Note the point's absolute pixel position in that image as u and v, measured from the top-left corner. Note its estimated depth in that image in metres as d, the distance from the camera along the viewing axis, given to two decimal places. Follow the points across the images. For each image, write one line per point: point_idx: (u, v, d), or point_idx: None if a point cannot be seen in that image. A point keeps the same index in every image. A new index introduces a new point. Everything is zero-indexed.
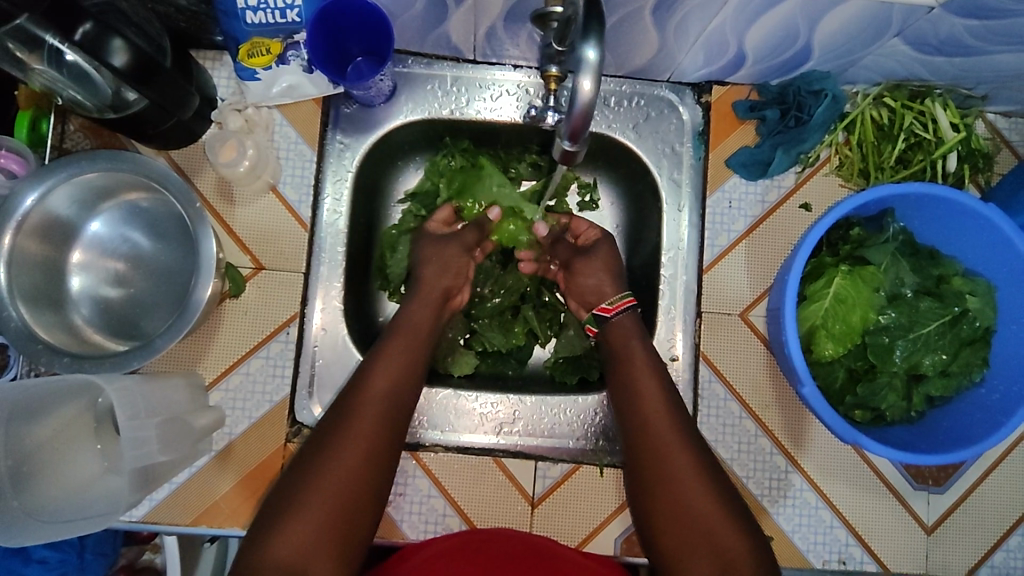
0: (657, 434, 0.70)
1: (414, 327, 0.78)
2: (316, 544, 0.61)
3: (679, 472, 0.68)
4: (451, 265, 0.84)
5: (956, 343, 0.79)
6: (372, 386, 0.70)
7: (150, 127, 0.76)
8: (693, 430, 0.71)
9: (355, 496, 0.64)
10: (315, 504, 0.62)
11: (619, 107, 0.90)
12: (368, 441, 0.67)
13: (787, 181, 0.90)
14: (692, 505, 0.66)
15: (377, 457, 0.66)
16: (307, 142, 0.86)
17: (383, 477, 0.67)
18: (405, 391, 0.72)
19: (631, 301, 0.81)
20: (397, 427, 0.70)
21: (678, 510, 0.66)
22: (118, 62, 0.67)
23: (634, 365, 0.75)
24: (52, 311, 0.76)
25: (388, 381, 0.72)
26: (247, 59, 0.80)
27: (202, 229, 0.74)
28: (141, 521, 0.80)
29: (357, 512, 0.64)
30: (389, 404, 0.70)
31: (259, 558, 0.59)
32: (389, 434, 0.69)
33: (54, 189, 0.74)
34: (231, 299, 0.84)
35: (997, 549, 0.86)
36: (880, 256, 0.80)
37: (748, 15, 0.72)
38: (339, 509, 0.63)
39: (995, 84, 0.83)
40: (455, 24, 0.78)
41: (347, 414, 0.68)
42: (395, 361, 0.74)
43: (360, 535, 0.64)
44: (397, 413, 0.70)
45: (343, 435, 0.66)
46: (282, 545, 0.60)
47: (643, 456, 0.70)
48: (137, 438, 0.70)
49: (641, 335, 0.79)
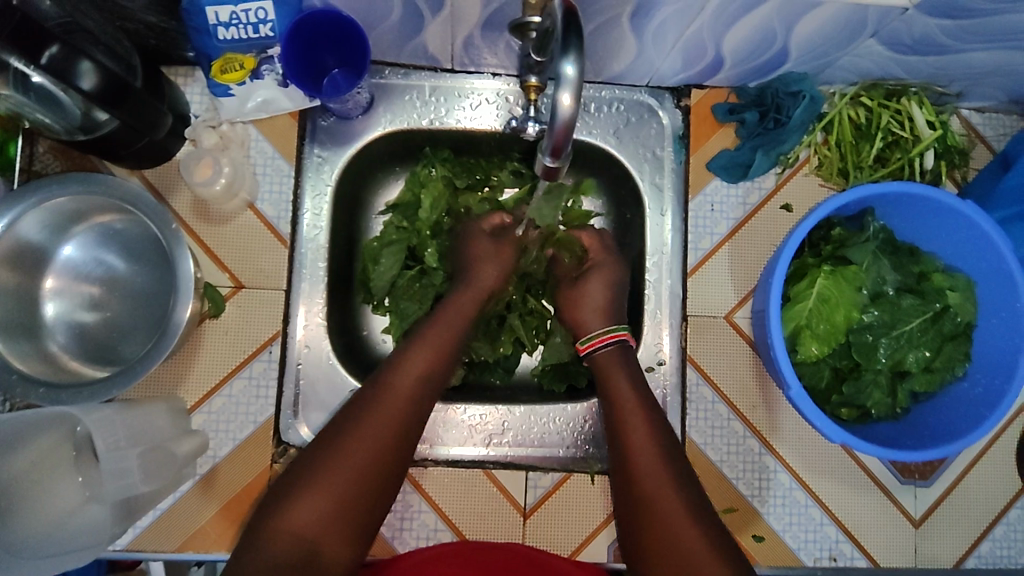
0: (642, 459, 0.68)
1: (451, 316, 0.77)
2: (328, 524, 0.60)
3: (660, 501, 0.65)
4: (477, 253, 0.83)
5: (938, 339, 0.80)
6: (410, 367, 0.70)
7: (122, 148, 0.74)
8: (680, 462, 0.68)
9: (376, 478, 0.63)
10: (335, 481, 0.61)
11: (599, 113, 0.90)
12: (397, 425, 0.66)
13: (768, 183, 0.90)
14: (675, 532, 0.63)
15: (402, 444, 0.66)
16: (284, 157, 0.84)
17: (404, 466, 0.66)
18: (439, 380, 0.71)
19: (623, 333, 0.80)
20: (425, 414, 0.69)
21: (661, 539, 0.63)
22: (87, 84, 0.65)
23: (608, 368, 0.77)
24: (26, 340, 0.74)
25: (425, 367, 0.71)
26: (220, 76, 0.79)
27: (179, 250, 0.72)
28: (126, 549, 0.78)
29: (375, 497, 0.63)
30: (422, 390, 0.69)
31: (273, 526, 0.59)
32: (418, 422, 0.68)
33: (25, 214, 0.72)
34: (211, 320, 0.82)
35: (983, 539, 0.87)
36: (861, 255, 0.80)
37: (725, 19, 0.72)
38: (358, 491, 0.62)
39: (969, 81, 0.84)
40: (432, 34, 0.78)
41: (382, 394, 0.67)
42: (433, 348, 0.73)
43: (371, 522, 0.63)
44: (428, 402, 0.69)
45: (373, 415, 0.65)
46: (296, 526, 0.59)
47: (632, 479, 0.67)
48: (119, 468, 0.70)
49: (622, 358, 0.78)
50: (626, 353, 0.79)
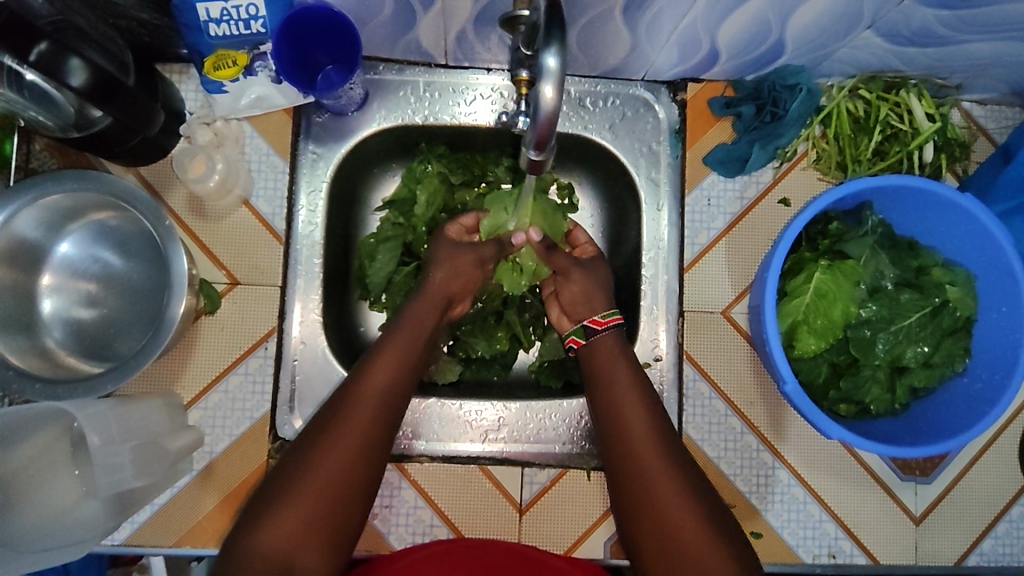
0: (641, 457, 0.70)
1: (415, 320, 0.77)
2: (304, 536, 0.61)
3: (661, 502, 0.67)
4: (461, 273, 0.82)
5: (937, 334, 0.79)
6: (369, 378, 0.70)
7: (116, 145, 0.75)
8: (679, 460, 0.70)
9: (343, 492, 0.63)
10: (309, 493, 0.62)
11: (595, 108, 0.90)
12: (363, 434, 0.66)
13: (765, 177, 0.89)
14: (684, 530, 0.65)
15: (369, 450, 0.66)
16: (278, 153, 0.85)
17: (376, 472, 0.66)
18: (404, 384, 0.72)
19: (619, 319, 0.81)
20: (394, 423, 0.69)
21: (665, 542, 0.66)
22: (76, 81, 0.65)
23: (602, 353, 0.79)
24: (22, 336, 0.74)
25: (388, 375, 0.71)
26: (213, 72, 0.79)
27: (173, 246, 0.73)
28: (123, 544, 0.79)
29: (343, 511, 0.63)
30: (388, 397, 0.70)
31: (250, 544, 0.60)
32: (380, 432, 0.67)
33: (20, 211, 0.72)
34: (207, 316, 0.82)
35: (985, 536, 0.86)
36: (859, 249, 0.80)
37: (720, 11, 0.72)
38: (333, 500, 0.63)
39: (969, 73, 0.83)
40: (424, 30, 0.77)
41: (346, 408, 0.68)
42: (392, 357, 0.73)
43: (344, 535, 0.63)
44: (393, 410, 0.70)
45: (336, 427, 0.66)
46: (264, 547, 0.60)
47: (632, 477, 0.70)
48: (111, 463, 0.70)
49: (625, 350, 0.79)
50: (620, 346, 0.79)
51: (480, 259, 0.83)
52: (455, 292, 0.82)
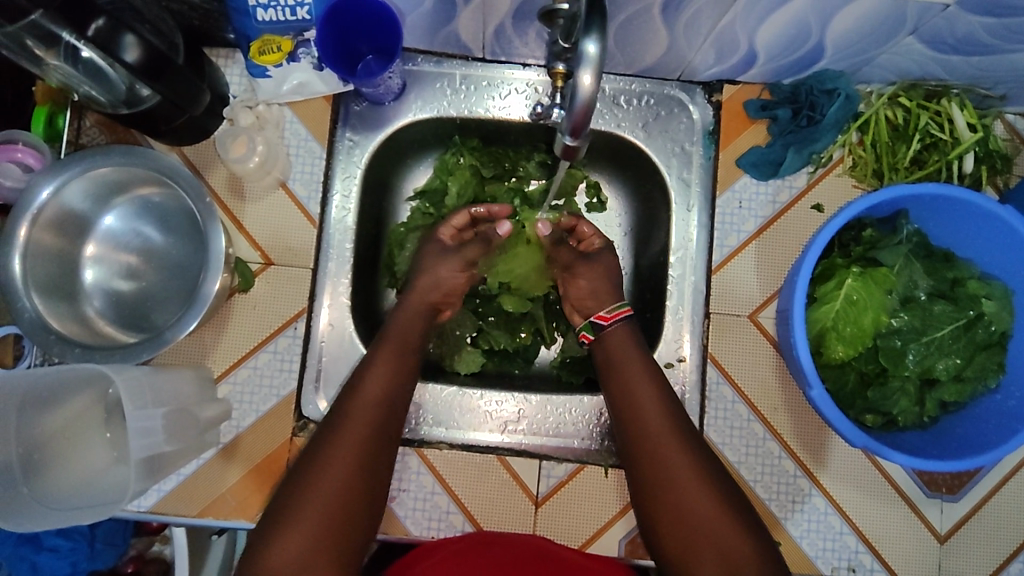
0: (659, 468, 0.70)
1: (409, 323, 0.79)
2: (321, 536, 0.62)
3: (688, 514, 0.67)
4: (444, 282, 0.83)
5: (971, 347, 0.77)
6: (366, 380, 0.72)
7: (164, 122, 0.77)
8: (706, 465, 0.69)
9: (355, 487, 0.65)
10: (319, 493, 0.64)
11: (629, 106, 0.90)
12: (366, 430, 0.68)
13: (799, 181, 0.88)
14: (717, 542, 0.65)
15: (375, 446, 0.68)
16: (316, 139, 0.87)
17: (382, 465, 0.68)
18: (400, 380, 0.74)
19: (627, 310, 0.82)
20: (395, 418, 0.71)
21: (688, 557, 0.66)
22: (130, 58, 0.69)
23: (617, 359, 0.78)
24: (65, 303, 0.77)
25: (384, 374, 0.73)
26: (258, 57, 0.82)
27: (212, 224, 0.75)
28: (149, 511, 0.81)
29: (356, 507, 0.65)
30: (386, 396, 0.72)
31: (269, 547, 0.61)
32: (382, 428, 0.69)
33: (70, 182, 0.75)
34: (240, 294, 0.84)
35: (1011, 560, 0.84)
36: (892, 257, 0.78)
37: (759, 12, 0.71)
38: (343, 498, 0.64)
39: (1015, 85, 0.81)
40: (464, 23, 0.79)
41: (340, 418, 0.69)
42: (388, 357, 0.74)
43: (359, 528, 0.65)
44: (389, 419, 0.71)
45: (340, 427, 0.68)
46: (283, 549, 0.61)
47: (653, 490, 0.69)
48: (143, 428, 0.70)
49: (636, 340, 0.79)
50: (633, 332, 0.80)
51: (467, 262, 0.85)
52: (439, 300, 0.83)
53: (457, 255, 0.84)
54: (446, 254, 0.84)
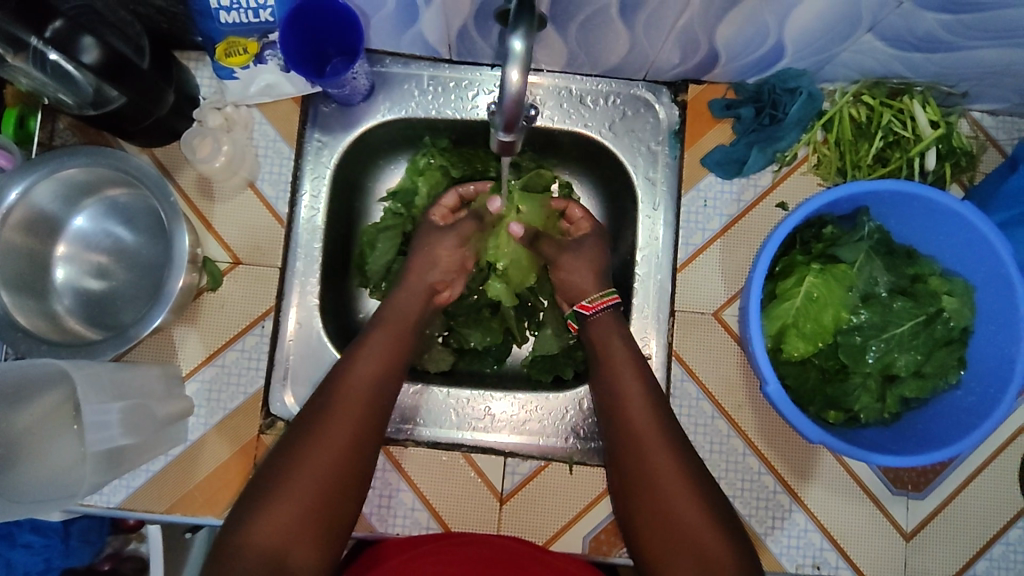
0: (640, 458, 0.70)
1: (402, 311, 0.80)
2: (300, 522, 0.63)
3: (665, 506, 0.67)
4: (441, 261, 0.84)
5: (930, 343, 0.77)
6: (356, 369, 0.72)
7: (130, 124, 0.79)
8: (685, 457, 0.70)
9: (336, 476, 0.66)
10: (300, 479, 0.64)
11: (595, 106, 0.91)
12: (352, 420, 0.69)
13: (763, 180, 0.89)
14: (691, 534, 0.65)
15: (359, 436, 0.68)
16: (285, 140, 0.88)
17: (366, 455, 0.68)
18: (391, 372, 0.74)
19: (612, 299, 0.81)
20: (383, 409, 0.72)
21: (662, 547, 0.66)
22: (89, 59, 0.72)
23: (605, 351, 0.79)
24: (33, 300, 0.79)
25: (374, 365, 0.73)
26: (225, 59, 0.82)
27: (175, 222, 0.76)
28: (118, 507, 0.82)
29: (336, 496, 0.65)
30: (374, 385, 0.72)
31: (246, 532, 0.62)
32: (368, 419, 0.70)
33: (37, 183, 0.77)
34: (208, 293, 0.86)
35: (978, 558, 0.84)
36: (852, 253, 0.79)
37: (715, 11, 0.72)
38: (324, 486, 0.65)
39: (976, 81, 0.82)
40: (427, 24, 0.80)
41: (326, 406, 0.69)
42: (379, 348, 0.75)
43: (339, 517, 0.65)
44: (376, 410, 0.71)
45: (326, 415, 0.68)
46: (260, 534, 0.61)
47: (634, 480, 0.70)
48: (101, 421, 0.73)
49: (622, 332, 0.80)
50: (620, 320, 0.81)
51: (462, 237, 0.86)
52: (438, 280, 0.84)
53: (452, 232, 0.85)
54: (439, 232, 0.86)
